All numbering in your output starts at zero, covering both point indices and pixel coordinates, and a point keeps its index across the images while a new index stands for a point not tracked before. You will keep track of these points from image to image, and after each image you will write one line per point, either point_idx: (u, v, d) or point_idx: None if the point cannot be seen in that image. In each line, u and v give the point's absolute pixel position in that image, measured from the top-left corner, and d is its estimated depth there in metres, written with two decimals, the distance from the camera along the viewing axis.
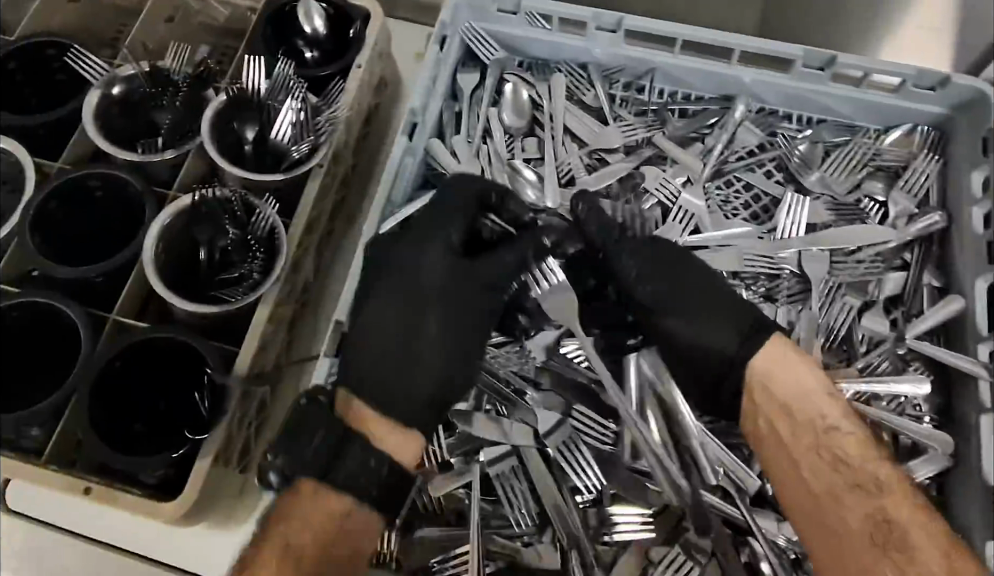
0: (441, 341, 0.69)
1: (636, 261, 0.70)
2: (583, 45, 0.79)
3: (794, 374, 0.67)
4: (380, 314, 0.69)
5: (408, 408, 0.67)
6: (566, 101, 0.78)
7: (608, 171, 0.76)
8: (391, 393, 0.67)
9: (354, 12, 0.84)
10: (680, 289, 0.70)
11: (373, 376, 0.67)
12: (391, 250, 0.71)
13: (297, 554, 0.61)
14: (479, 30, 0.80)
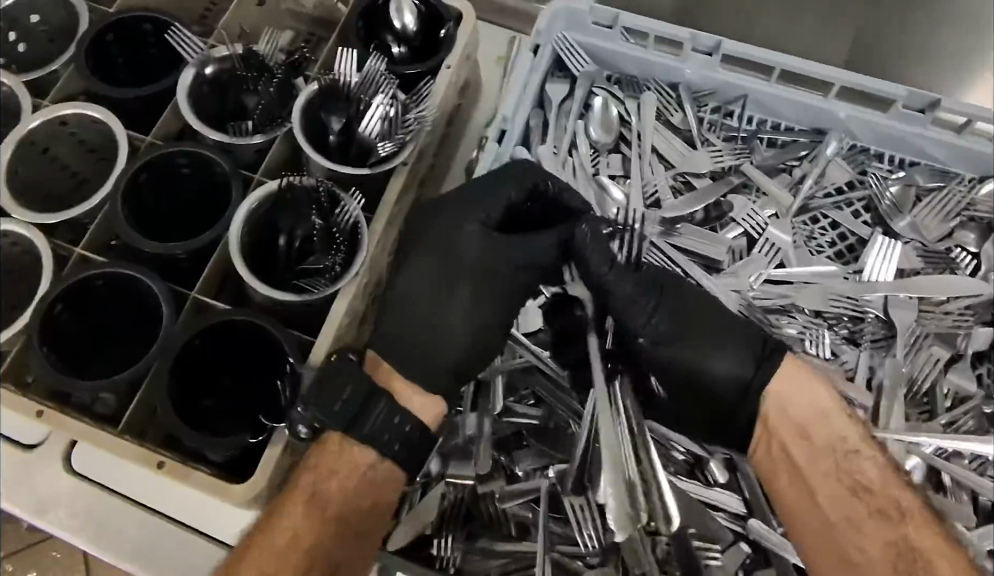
0: (468, 315, 0.72)
1: (634, 282, 0.68)
2: (676, 65, 0.77)
3: (811, 399, 0.70)
4: (414, 281, 0.72)
5: (431, 374, 0.72)
6: (655, 121, 0.77)
7: (696, 196, 0.74)
8: (419, 359, 0.72)
9: (447, 13, 0.84)
10: (694, 297, 0.70)
11: (404, 339, 0.72)
12: (428, 222, 0.73)
13: (326, 504, 0.69)
14: (571, 41, 0.78)
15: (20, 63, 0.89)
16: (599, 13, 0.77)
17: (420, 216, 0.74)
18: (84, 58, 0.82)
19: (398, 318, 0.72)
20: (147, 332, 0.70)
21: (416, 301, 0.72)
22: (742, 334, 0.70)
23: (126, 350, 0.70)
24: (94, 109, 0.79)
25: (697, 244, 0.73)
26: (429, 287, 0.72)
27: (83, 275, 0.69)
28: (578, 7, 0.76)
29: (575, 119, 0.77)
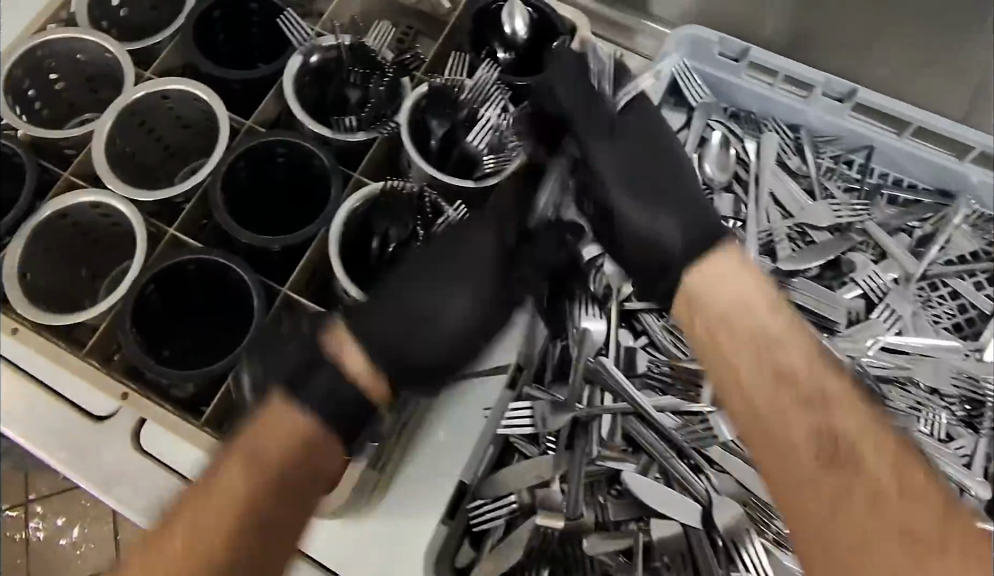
0: (464, 323, 0.62)
1: (614, 153, 0.62)
2: (801, 107, 0.74)
3: (729, 285, 0.57)
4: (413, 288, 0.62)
5: (429, 356, 0.61)
6: (774, 164, 0.74)
7: (814, 250, 0.71)
8: (406, 355, 0.60)
9: (560, 24, 0.81)
10: (645, 134, 0.64)
11: (388, 333, 0.60)
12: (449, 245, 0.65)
13: (264, 468, 0.54)
14: (693, 70, 0.75)
15: (119, 26, 0.87)
16: (728, 44, 0.73)
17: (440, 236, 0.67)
18: (190, 31, 0.80)
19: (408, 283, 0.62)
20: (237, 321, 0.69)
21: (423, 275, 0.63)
22: (696, 208, 0.62)
23: (218, 334, 0.71)
24: (196, 86, 0.77)
25: (815, 298, 0.70)
26: (440, 271, 0.63)
27: (174, 258, 0.67)
28: (709, 36, 0.73)
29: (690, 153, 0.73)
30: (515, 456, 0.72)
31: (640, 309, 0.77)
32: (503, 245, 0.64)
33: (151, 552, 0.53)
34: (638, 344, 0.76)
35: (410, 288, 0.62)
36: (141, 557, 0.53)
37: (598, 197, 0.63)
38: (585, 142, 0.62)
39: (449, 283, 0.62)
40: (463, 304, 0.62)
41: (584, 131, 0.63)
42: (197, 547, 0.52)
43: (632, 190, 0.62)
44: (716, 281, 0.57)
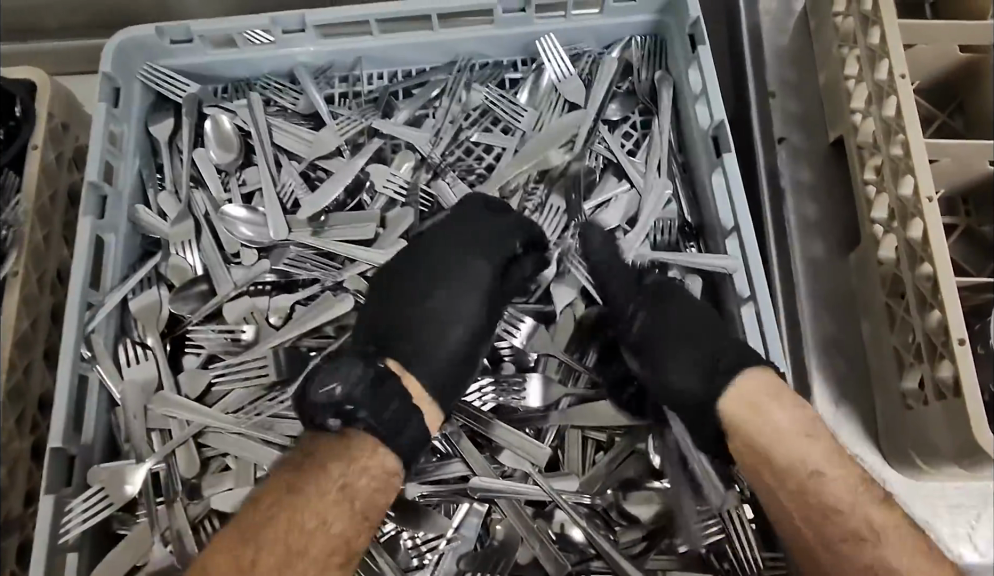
0: (454, 330, 0.54)
1: (460, 298, 0.56)
2: (275, 53, 0.69)
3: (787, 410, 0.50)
4: (447, 315, 0.55)
5: (436, 369, 0.53)
6: (272, 117, 0.68)
7: (331, 179, 0.65)
8: (420, 348, 0.53)
9: (13, 87, 0.69)
10: (420, 249, 0.59)
11: (405, 313, 0.55)
12: (428, 266, 0.57)
13: None
14: (161, 69, 0.68)
15: None
16: (170, 30, 0.67)
17: (409, 292, 0.56)
18: None
19: (390, 297, 0.56)
20: (449, 289, 0.56)
21: (407, 279, 0.57)
22: (456, 265, 0.57)
23: (386, 327, 0.54)
24: None
25: (350, 233, 0.63)
26: (414, 273, 0.57)
27: None
28: (145, 33, 0.66)
29: (183, 154, 0.67)
30: (119, 528, 0.57)
31: (185, 325, 0.61)
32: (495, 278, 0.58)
33: None
34: (201, 363, 0.60)
35: (385, 296, 0.57)
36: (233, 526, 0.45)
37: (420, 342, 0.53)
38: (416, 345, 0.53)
39: (448, 304, 0.56)
40: (471, 306, 0.56)
41: (396, 277, 0.58)
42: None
43: (403, 307, 0.55)
44: (212, 306, 0.61)
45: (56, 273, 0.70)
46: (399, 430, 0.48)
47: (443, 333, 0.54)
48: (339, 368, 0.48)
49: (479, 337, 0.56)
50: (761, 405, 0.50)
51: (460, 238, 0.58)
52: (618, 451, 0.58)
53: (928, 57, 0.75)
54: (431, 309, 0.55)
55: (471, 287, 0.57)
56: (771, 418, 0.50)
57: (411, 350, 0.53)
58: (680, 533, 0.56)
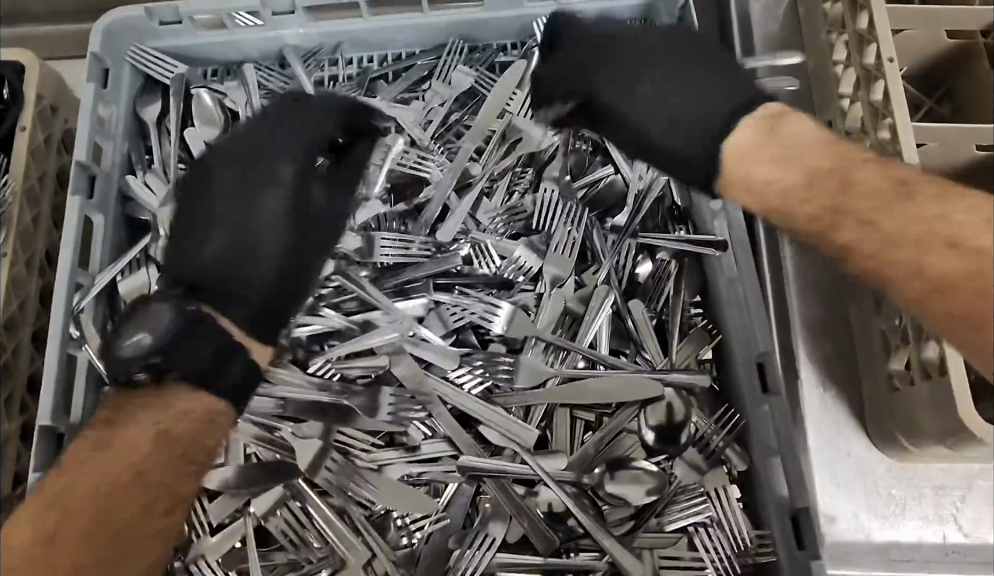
0: (272, 239, 0.55)
1: (277, 203, 0.56)
2: (264, 35, 0.69)
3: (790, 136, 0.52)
4: (259, 222, 0.55)
5: (243, 291, 0.54)
6: (262, 99, 0.68)
7: None
8: (226, 277, 0.54)
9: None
10: (215, 164, 0.58)
11: (220, 219, 0.55)
12: (208, 188, 0.57)
13: None
14: (149, 50, 0.68)
15: None
16: (159, 11, 0.67)
17: (189, 214, 0.57)
18: None
19: (190, 220, 0.56)
20: (237, 207, 0.55)
21: (206, 198, 0.56)
22: (265, 164, 0.57)
23: (203, 230, 0.55)
24: None
25: None
26: (229, 170, 0.57)
27: None
28: (134, 14, 0.66)
29: (172, 135, 0.67)
30: None
31: None
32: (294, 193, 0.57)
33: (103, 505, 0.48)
34: None
35: (214, 199, 0.56)
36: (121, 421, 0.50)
37: (255, 249, 0.55)
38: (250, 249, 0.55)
39: (259, 211, 0.55)
40: (275, 208, 0.56)
41: (217, 172, 0.57)
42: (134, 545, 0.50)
43: (213, 211, 0.56)
44: None
45: (45, 255, 0.70)
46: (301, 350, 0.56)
47: (253, 247, 0.55)
48: (141, 319, 0.50)
49: (293, 250, 0.57)
50: (752, 150, 0.52)
51: (218, 190, 0.56)
52: (605, 431, 0.58)
53: (916, 42, 0.75)
54: (248, 210, 0.55)
55: (276, 195, 0.56)
56: (774, 159, 0.51)
57: (222, 288, 0.54)
58: (667, 511, 0.56)
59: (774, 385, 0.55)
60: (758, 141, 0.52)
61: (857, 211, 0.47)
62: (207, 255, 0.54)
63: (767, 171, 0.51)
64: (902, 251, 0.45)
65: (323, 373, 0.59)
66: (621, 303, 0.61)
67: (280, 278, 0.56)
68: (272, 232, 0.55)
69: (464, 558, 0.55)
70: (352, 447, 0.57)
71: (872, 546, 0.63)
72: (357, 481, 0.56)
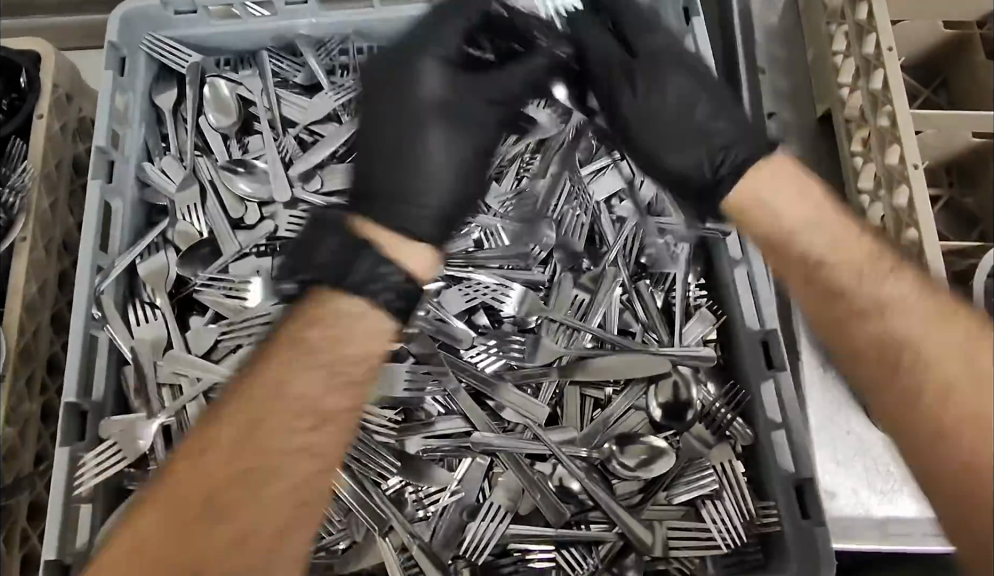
0: (442, 166, 0.52)
1: (440, 133, 0.53)
2: (277, 24, 0.70)
3: (789, 184, 0.46)
4: (435, 150, 0.53)
5: (412, 214, 0.48)
6: (276, 88, 0.70)
7: (326, 141, 0.67)
8: (402, 190, 0.50)
9: (18, 58, 0.70)
10: (390, 91, 0.54)
11: (375, 163, 0.52)
12: (378, 115, 0.54)
13: None
14: (164, 39, 0.69)
15: None
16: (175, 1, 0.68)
17: (359, 154, 0.54)
18: None
19: (365, 149, 0.53)
20: (387, 139, 0.53)
21: (376, 122, 0.54)
22: (399, 96, 0.54)
23: (369, 179, 0.51)
24: None
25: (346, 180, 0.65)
26: (381, 113, 0.54)
27: None
28: (149, 3, 0.68)
29: (188, 121, 0.69)
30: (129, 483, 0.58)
31: (191, 286, 0.63)
32: (437, 122, 0.53)
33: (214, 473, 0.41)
34: (207, 322, 0.62)
35: (364, 135, 0.54)
36: (240, 399, 0.42)
37: (405, 199, 0.49)
38: (378, 204, 0.49)
39: (416, 142, 0.52)
40: (435, 137, 0.53)
41: (358, 115, 0.55)
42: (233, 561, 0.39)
43: (355, 166, 0.53)
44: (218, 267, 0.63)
45: (63, 241, 0.71)
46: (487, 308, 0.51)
47: (420, 179, 0.51)
48: (316, 240, 0.46)
49: (461, 175, 0.53)
50: (771, 191, 0.46)
51: (434, 116, 0.54)
52: (613, 407, 0.60)
53: (914, 33, 0.77)
54: (405, 141, 0.52)
55: (430, 120, 0.53)
56: (781, 207, 0.45)
57: (401, 200, 0.49)
58: (674, 484, 0.58)
59: (778, 361, 0.56)
60: (784, 180, 0.46)
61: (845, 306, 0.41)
62: (371, 188, 0.50)
63: (809, 210, 0.45)
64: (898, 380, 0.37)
65: None
66: (628, 284, 0.63)
67: (450, 212, 0.51)
68: (439, 169, 0.52)
69: (478, 530, 0.56)
70: (369, 421, 0.58)
71: (872, 522, 0.64)
72: (373, 456, 0.58)
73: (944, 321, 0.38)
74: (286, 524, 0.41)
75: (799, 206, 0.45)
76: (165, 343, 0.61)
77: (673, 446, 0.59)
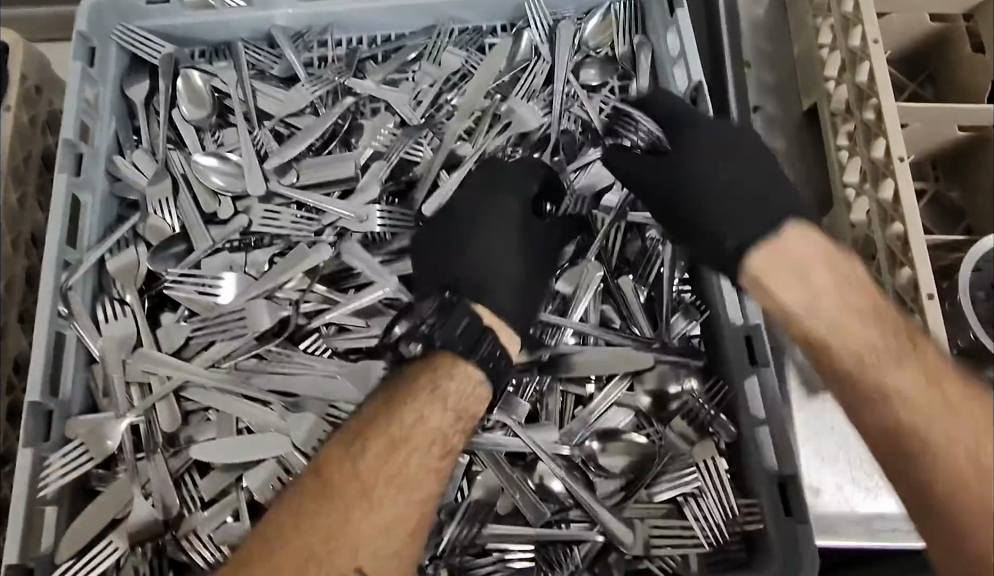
0: (517, 266, 0.57)
1: (511, 232, 0.59)
2: (252, 14, 0.69)
3: (804, 284, 0.44)
4: (505, 253, 0.58)
5: (510, 296, 0.55)
6: (252, 80, 0.68)
7: (301, 134, 0.65)
8: (488, 283, 0.55)
9: None
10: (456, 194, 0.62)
11: (455, 263, 0.56)
12: (473, 216, 0.59)
13: None
14: (136, 30, 0.68)
15: None
16: None
17: (428, 242, 0.59)
18: None
19: (436, 251, 0.58)
20: (488, 239, 0.58)
21: (460, 223, 0.59)
22: (490, 204, 0.60)
23: (445, 269, 0.57)
24: None
25: (323, 173, 0.64)
26: (460, 210, 0.60)
27: None
28: None
29: (161, 114, 0.67)
30: (97, 484, 0.56)
31: (163, 282, 0.61)
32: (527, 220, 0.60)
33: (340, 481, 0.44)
34: (179, 319, 0.60)
35: (443, 238, 0.59)
36: (370, 434, 0.45)
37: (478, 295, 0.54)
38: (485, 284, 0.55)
39: (500, 252, 0.58)
40: (517, 244, 0.59)
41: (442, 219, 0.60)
42: (376, 552, 0.43)
43: (467, 249, 0.57)
44: (192, 262, 0.61)
45: (31, 237, 0.69)
46: (476, 344, 0.49)
47: (500, 275, 0.56)
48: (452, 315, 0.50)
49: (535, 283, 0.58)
50: (798, 257, 0.45)
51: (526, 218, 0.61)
52: (595, 404, 0.59)
53: (899, 25, 0.76)
54: (476, 244, 0.58)
55: (513, 228, 0.59)
56: (811, 287, 0.44)
57: (485, 291, 0.54)
58: (658, 482, 0.57)
59: (761, 356, 0.55)
60: (781, 260, 0.46)
61: (831, 322, 0.43)
62: (458, 280, 0.55)
63: (815, 292, 0.44)
64: (899, 378, 0.42)
65: (316, 350, 0.59)
66: (610, 277, 0.62)
67: (522, 297, 0.55)
68: (515, 266, 0.57)
69: (456, 531, 0.55)
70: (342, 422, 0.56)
71: (857, 519, 0.64)
72: None
73: (910, 369, 0.42)
74: (414, 538, 0.45)
75: (784, 288, 0.45)
76: (135, 341, 0.59)
77: (655, 444, 0.58)
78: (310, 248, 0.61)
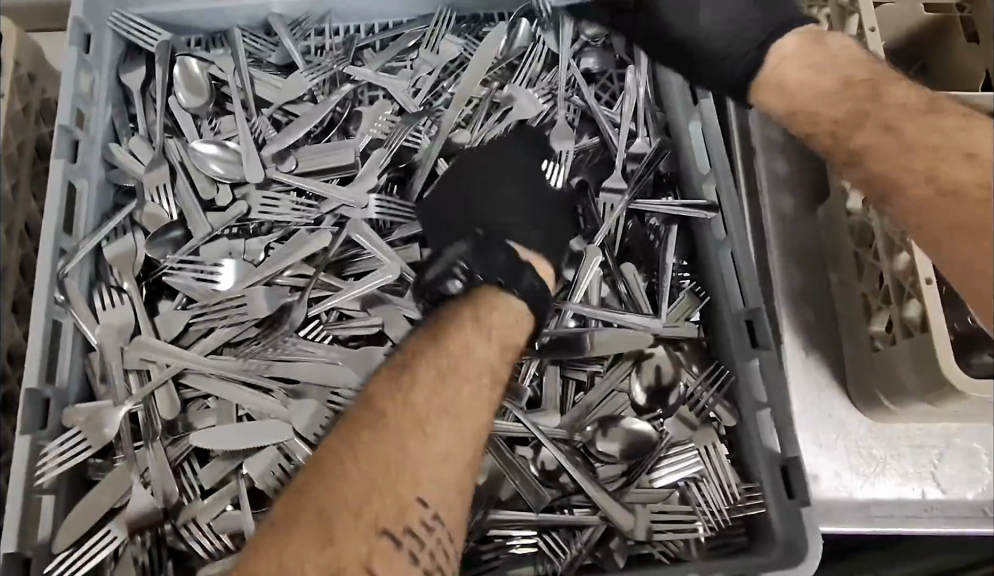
0: (532, 204, 0.61)
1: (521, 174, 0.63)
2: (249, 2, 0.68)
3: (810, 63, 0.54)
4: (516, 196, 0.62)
5: (535, 227, 0.59)
6: (249, 67, 0.68)
7: (299, 122, 0.65)
8: (512, 222, 0.60)
9: None
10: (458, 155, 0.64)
11: (472, 208, 0.61)
12: (479, 166, 0.63)
13: None
14: (132, 17, 0.67)
15: None
16: None
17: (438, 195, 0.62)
18: None
19: (451, 197, 0.61)
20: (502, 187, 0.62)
21: (467, 175, 0.62)
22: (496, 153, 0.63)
23: (457, 216, 0.60)
24: None
25: (322, 160, 0.63)
26: (465, 164, 0.63)
27: None
28: None
29: (157, 101, 0.66)
30: (95, 473, 0.56)
31: (162, 269, 0.60)
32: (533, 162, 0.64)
33: (393, 401, 0.47)
34: (178, 306, 0.60)
35: (451, 190, 0.62)
36: (421, 362, 0.49)
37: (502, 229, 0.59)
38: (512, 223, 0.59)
39: (511, 192, 0.62)
40: (525, 188, 0.62)
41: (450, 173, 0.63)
42: (440, 477, 0.46)
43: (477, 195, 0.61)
44: (191, 249, 0.61)
45: (24, 226, 0.68)
46: (520, 276, 0.54)
47: (519, 215, 0.60)
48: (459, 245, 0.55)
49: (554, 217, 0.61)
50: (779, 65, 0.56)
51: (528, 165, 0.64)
52: (598, 389, 0.59)
53: (894, 16, 0.77)
54: (490, 187, 0.62)
55: (517, 174, 0.63)
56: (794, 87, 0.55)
57: (509, 228, 0.59)
58: (658, 467, 0.57)
59: (762, 339, 0.55)
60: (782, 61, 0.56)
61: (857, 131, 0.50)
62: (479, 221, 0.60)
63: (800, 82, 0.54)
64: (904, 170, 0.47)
65: (316, 338, 0.58)
66: (612, 262, 0.62)
67: (546, 226, 0.60)
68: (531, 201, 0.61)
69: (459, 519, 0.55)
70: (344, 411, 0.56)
71: (854, 505, 0.64)
72: None
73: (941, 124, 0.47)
74: (468, 465, 0.47)
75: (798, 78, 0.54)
76: (134, 328, 0.59)
77: (659, 431, 0.58)
78: (310, 234, 0.61)
